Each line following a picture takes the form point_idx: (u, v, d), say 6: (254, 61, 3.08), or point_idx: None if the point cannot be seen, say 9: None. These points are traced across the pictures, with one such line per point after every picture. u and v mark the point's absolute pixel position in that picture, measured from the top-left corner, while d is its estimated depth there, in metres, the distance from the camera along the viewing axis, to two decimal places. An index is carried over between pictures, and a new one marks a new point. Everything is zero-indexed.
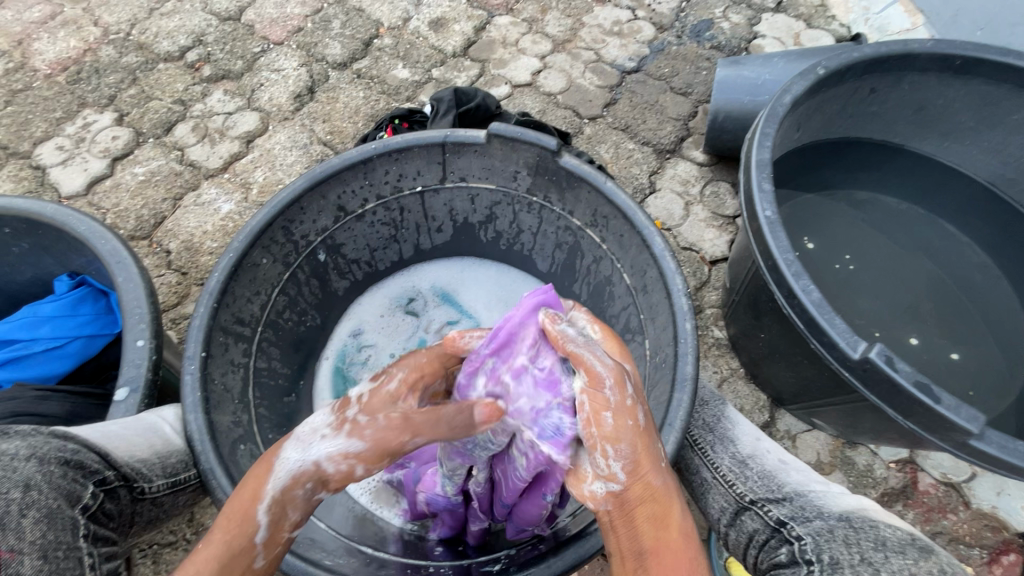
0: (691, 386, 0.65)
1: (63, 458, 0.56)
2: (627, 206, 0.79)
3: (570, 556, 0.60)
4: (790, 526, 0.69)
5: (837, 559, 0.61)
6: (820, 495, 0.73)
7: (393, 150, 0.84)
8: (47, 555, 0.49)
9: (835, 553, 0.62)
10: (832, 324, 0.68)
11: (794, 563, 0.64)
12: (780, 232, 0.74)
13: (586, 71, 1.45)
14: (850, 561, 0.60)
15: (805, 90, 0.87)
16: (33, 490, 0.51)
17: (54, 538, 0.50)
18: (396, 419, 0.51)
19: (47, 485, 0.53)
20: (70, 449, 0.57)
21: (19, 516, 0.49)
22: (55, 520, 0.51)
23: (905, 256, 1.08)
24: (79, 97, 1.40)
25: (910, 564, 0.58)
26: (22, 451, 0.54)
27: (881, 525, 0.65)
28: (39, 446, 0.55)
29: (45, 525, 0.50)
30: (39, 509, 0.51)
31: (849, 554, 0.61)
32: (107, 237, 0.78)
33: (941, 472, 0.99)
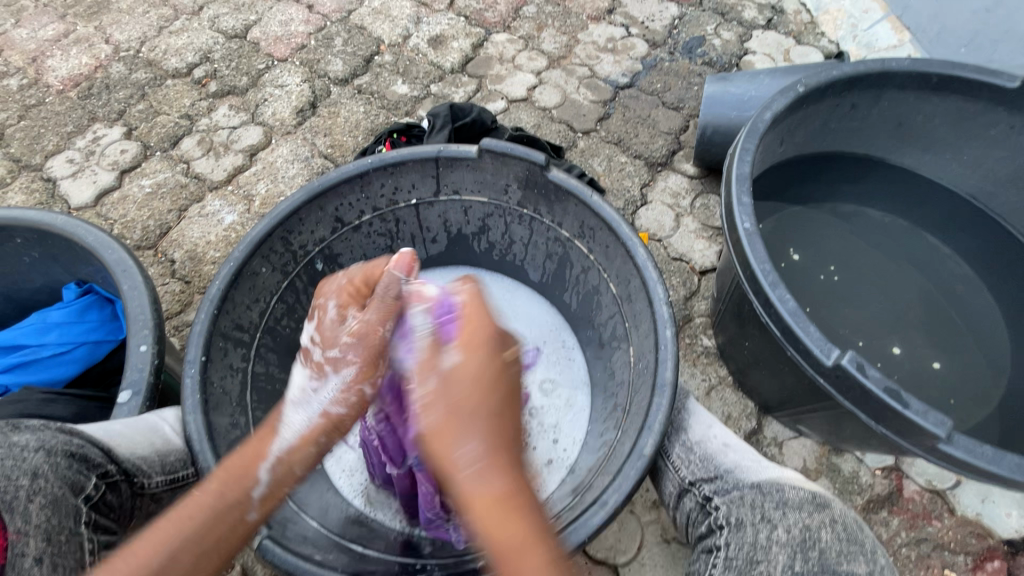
0: (670, 391, 0.67)
1: (70, 450, 0.60)
2: (611, 218, 0.82)
3: (557, 548, 0.62)
4: (714, 501, 0.67)
5: (741, 520, 0.63)
6: (751, 467, 0.69)
7: (389, 164, 0.88)
8: (50, 538, 0.55)
9: (741, 513, 0.64)
10: (807, 333, 0.70)
11: (711, 532, 0.65)
12: (758, 243, 0.77)
13: (580, 86, 1.49)
14: (752, 521, 0.63)
15: (785, 107, 0.91)
16: (40, 478, 0.57)
17: (58, 523, 0.57)
18: (358, 325, 0.65)
19: (53, 474, 0.58)
20: (77, 443, 0.61)
21: (27, 502, 0.55)
22: (59, 507, 0.57)
23: (890, 266, 1.11)
24: (90, 111, 1.45)
25: (806, 518, 0.61)
26: (32, 443, 0.59)
27: (787, 487, 0.65)
28: (49, 439, 0.60)
29: (50, 510, 0.56)
30: (45, 496, 0.56)
31: (752, 514, 0.63)
32: (114, 247, 0.82)
33: (925, 479, 1.01)
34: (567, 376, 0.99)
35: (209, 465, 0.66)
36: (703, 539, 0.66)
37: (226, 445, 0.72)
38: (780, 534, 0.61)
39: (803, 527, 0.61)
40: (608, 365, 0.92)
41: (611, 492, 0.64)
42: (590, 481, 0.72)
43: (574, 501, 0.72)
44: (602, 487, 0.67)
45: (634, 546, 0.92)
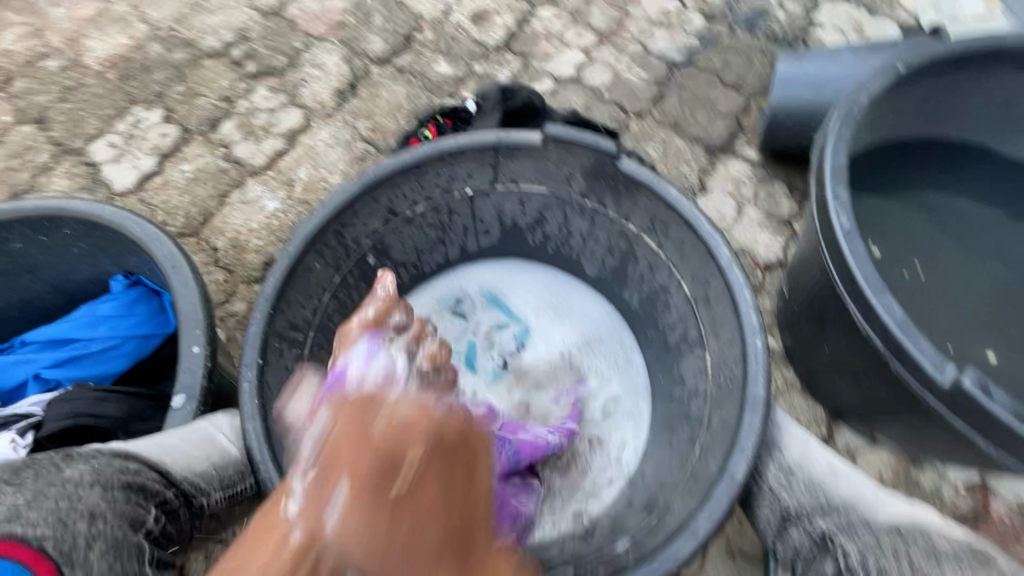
0: (763, 409, 0.63)
1: (126, 481, 0.55)
2: (690, 213, 0.75)
3: (664, 566, 0.58)
4: (836, 538, 0.62)
5: (884, 570, 0.57)
6: (871, 502, 0.65)
7: (446, 153, 0.82)
8: None
9: (883, 563, 0.58)
10: (917, 346, 0.64)
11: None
12: (858, 244, 0.70)
13: (633, 64, 1.40)
14: (899, 572, 0.57)
15: (884, 89, 0.81)
16: (99, 520, 0.51)
17: (122, 568, 0.51)
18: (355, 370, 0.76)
19: (111, 513, 0.52)
20: (132, 470, 0.56)
21: (87, 550, 0.49)
22: (121, 550, 0.52)
23: (981, 262, 1.00)
24: (129, 94, 1.42)
25: (967, 574, 0.56)
26: (86, 477, 0.53)
27: (933, 535, 0.61)
28: (103, 471, 0.54)
29: (112, 556, 0.51)
30: (106, 541, 0.51)
31: (897, 564, 0.58)
32: (164, 242, 0.79)
33: (1015, 497, 0.93)
34: (625, 380, 0.94)
35: (270, 476, 0.63)
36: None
37: None
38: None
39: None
40: (674, 370, 0.86)
41: (701, 519, 0.60)
42: (668, 502, 0.69)
43: (653, 522, 0.69)
44: (688, 511, 0.63)
45: (698, 560, 0.87)
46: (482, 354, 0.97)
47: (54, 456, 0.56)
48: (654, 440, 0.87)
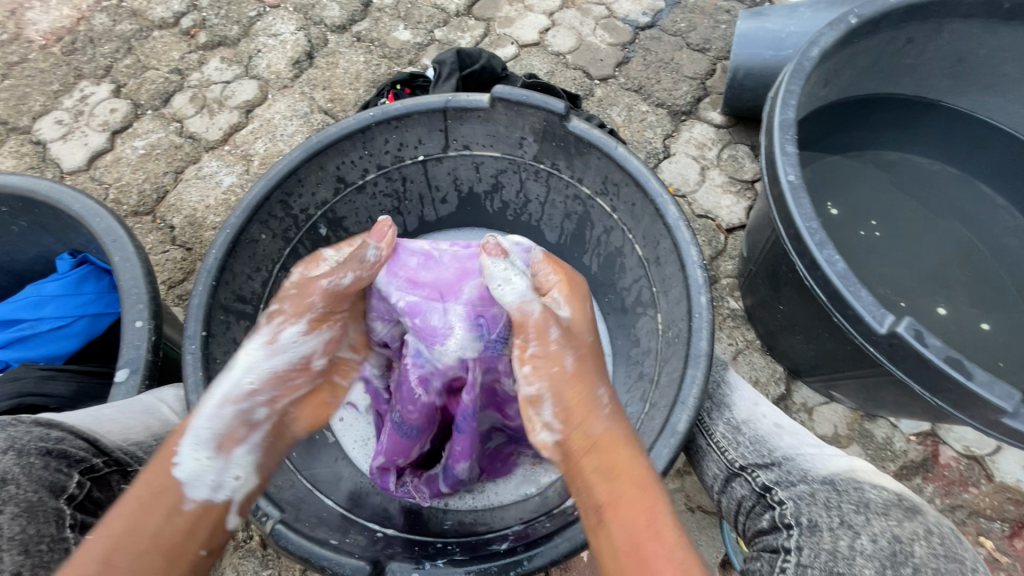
0: (706, 362, 0.63)
1: (44, 448, 0.56)
2: (639, 172, 0.74)
3: None
4: (776, 492, 0.64)
5: (816, 523, 0.59)
6: (810, 457, 0.67)
7: (393, 118, 0.80)
8: (28, 550, 0.51)
9: (815, 516, 0.60)
10: (857, 297, 0.65)
11: (775, 528, 0.61)
12: (803, 199, 0.70)
13: (597, 28, 1.37)
14: (830, 525, 0.58)
15: (835, 41, 0.80)
16: (10, 483, 0.52)
17: (36, 531, 0.52)
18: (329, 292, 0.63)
19: (25, 477, 0.53)
20: (53, 438, 0.57)
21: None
22: (36, 513, 0.53)
23: (933, 220, 1.01)
24: (75, 68, 1.36)
25: (894, 526, 0.57)
26: (0, 443, 0.54)
27: (866, 486, 0.62)
28: (19, 438, 0.55)
29: (24, 519, 0.52)
30: (17, 504, 0.52)
31: (829, 518, 0.59)
32: (102, 216, 0.76)
33: (964, 445, 0.96)
34: None
35: None
36: (763, 534, 0.62)
37: None
38: (864, 543, 0.56)
39: (891, 535, 0.56)
40: (631, 332, 0.87)
41: None
42: None
43: None
44: None
45: None
46: None
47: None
48: None
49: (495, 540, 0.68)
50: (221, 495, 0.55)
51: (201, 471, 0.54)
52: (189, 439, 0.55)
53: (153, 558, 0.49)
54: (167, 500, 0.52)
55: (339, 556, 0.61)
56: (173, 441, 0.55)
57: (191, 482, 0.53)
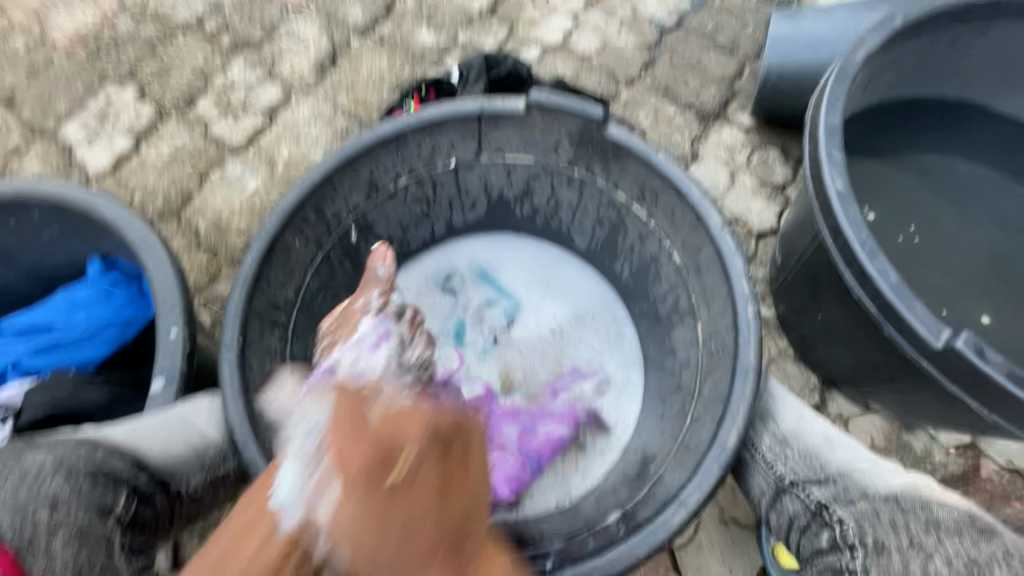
0: (754, 376, 0.62)
1: (92, 468, 0.55)
2: (680, 179, 0.73)
3: (655, 540, 0.58)
4: (833, 510, 0.62)
5: (883, 542, 0.57)
6: (867, 472, 0.65)
7: (427, 123, 0.79)
8: (81, 573, 0.50)
9: (881, 535, 0.58)
10: (911, 310, 0.63)
11: (837, 548, 0.60)
12: (852, 207, 0.68)
13: (622, 29, 1.35)
14: (898, 545, 0.57)
15: (880, 44, 0.78)
16: (60, 508, 0.52)
17: (88, 556, 0.52)
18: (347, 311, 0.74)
19: (75, 501, 0.53)
20: (99, 457, 0.56)
21: (49, 537, 0.50)
22: (87, 538, 0.52)
23: (976, 226, 0.99)
24: (100, 71, 1.37)
25: (968, 548, 0.56)
26: (49, 465, 0.53)
27: (932, 502, 0.60)
28: (66, 458, 0.54)
29: (76, 543, 0.51)
30: (69, 529, 0.51)
31: (897, 537, 0.57)
32: (136, 223, 0.76)
33: (1006, 458, 0.94)
34: (618, 355, 0.93)
35: (253, 460, 0.62)
36: (823, 554, 0.62)
37: None
38: (939, 565, 0.55)
39: (966, 558, 0.55)
40: (666, 341, 0.85)
41: (692, 490, 0.59)
42: (660, 473, 0.69)
43: (644, 494, 0.68)
44: (679, 482, 0.62)
45: (691, 528, 0.88)
46: (475, 329, 0.95)
47: (22, 443, 0.57)
48: (647, 412, 0.86)
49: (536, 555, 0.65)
50: (319, 525, 0.46)
51: (298, 492, 0.45)
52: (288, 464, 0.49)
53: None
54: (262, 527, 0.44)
55: None
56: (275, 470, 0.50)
57: (288, 507, 0.45)
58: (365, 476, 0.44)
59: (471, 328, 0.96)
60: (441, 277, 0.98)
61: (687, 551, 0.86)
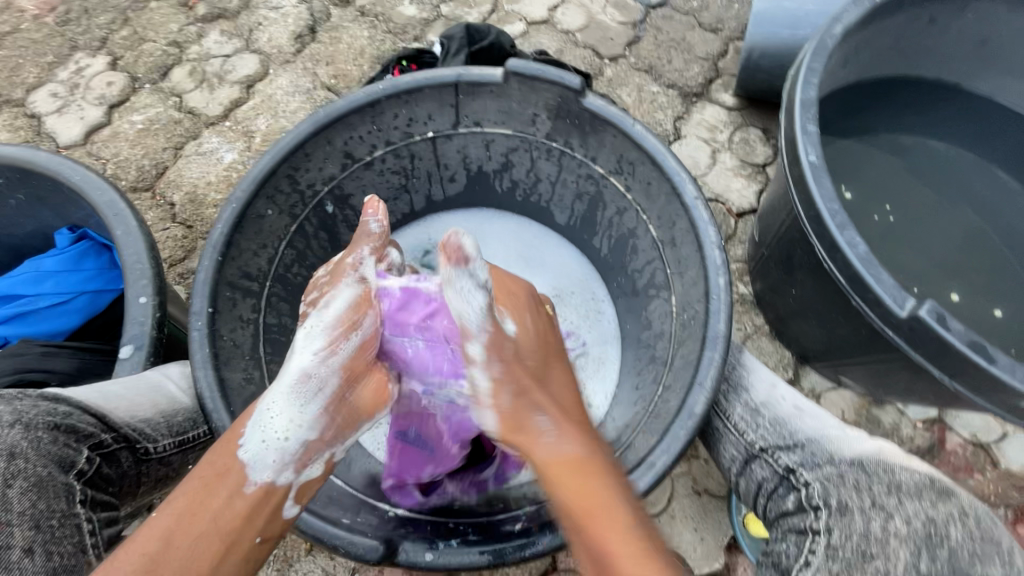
0: (723, 344, 0.62)
1: (52, 422, 0.55)
2: (656, 150, 0.72)
3: None
4: (800, 473, 0.64)
5: (846, 504, 0.58)
6: (833, 440, 0.66)
7: (403, 91, 0.78)
8: (39, 525, 0.50)
9: (845, 497, 0.59)
10: (878, 280, 0.64)
11: (802, 509, 0.61)
12: (825, 180, 0.69)
13: (607, 5, 1.33)
14: (860, 506, 0.57)
15: (858, 19, 0.78)
16: (18, 458, 0.51)
17: (47, 506, 0.51)
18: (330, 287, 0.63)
19: (34, 453, 0.52)
20: (61, 413, 0.56)
21: (6, 487, 0.49)
22: (45, 489, 0.52)
23: (948, 207, 1.00)
24: (70, 39, 1.32)
25: (928, 509, 0.55)
26: (7, 417, 0.53)
27: (896, 468, 0.61)
28: (25, 412, 0.54)
29: (34, 494, 0.51)
30: (26, 479, 0.51)
31: (860, 499, 0.58)
32: (103, 188, 0.74)
33: (970, 432, 0.96)
34: (595, 331, 0.93)
35: (224, 425, 0.62)
36: (787, 515, 0.63)
37: (241, 402, 0.67)
38: (898, 525, 0.54)
39: (925, 518, 0.55)
40: (642, 315, 0.86)
41: (660, 453, 0.60)
42: (631, 441, 0.70)
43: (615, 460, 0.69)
44: (649, 446, 0.63)
45: (664, 498, 0.89)
46: None
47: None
48: (622, 385, 0.87)
49: (506, 521, 0.66)
50: (283, 479, 0.53)
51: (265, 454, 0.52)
52: (253, 421, 0.53)
53: (208, 539, 0.47)
54: (229, 479, 0.50)
55: (352, 534, 0.60)
56: (241, 422, 0.54)
57: (255, 464, 0.51)
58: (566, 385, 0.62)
59: None
60: (416, 252, 0.96)
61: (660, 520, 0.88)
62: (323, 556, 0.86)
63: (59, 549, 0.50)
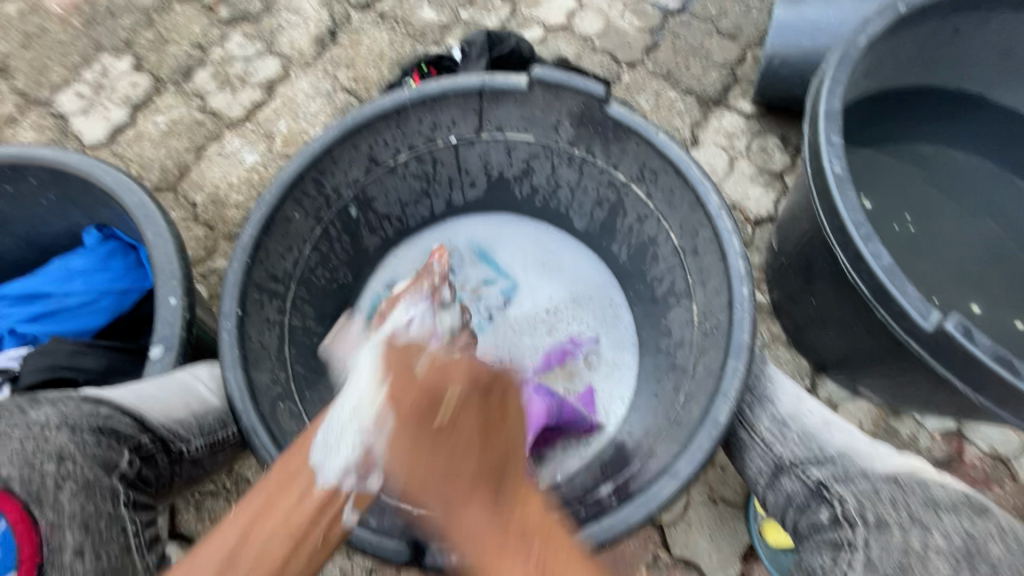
0: (747, 353, 0.63)
1: (97, 424, 0.56)
2: (679, 159, 0.73)
3: (645, 508, 0.59)
4: (832, 487, 0.63)
5: (883, 519, 0.59)
6: (865, 454, 0.67)
7: (428, 98, 0.79)
8: (88, 526, 0.51)
9: (881, 512, 0.59)
10: (903, 292, 0.64)
11: (836, 523, 0.61)
12: (849, 190, 0.69)
13: (626, 11, 1.34)
14: (898, 521, 0.58)
15: (883, 30, 0.78)
16: (67, 461, 0.52)
17: (94, 508, 0.52)
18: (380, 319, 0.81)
19: (80, 455, 0.53)
20: (103, 414, 0.57)
21: (56, 490, 0.51)
22: (93, 490, 0.53)
23: (968, 216, 1.00)
24: (95, 40, 1.34)
25: (966, 526, 0.57)
26: (54, 420, 0.54)
27: (932, 486, 0.62)
28: (71, 414, 0.55)
29: (83, 496, 0.52)
30: (75, 481, 0.52)
31: (897, 513, 0.59)
32: (135, 190, 0.76)
33: (989, 444, 0.96)
34: (612, 334, 0.94)
35: (254, 425, 0.63)
36: (821, 529, 0.62)
37: (269, 403, 0.68)
38: (938, 540, 0.56)
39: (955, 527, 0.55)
40: (661, 322, 0.86)
41: (683, 462, 0.60)
42: (653, 447, 0.71)
43: (636, 468, 0.70)
44: (671, 456, 0.64)
45: (680, 505, 0.89)
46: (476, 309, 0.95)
47: (24, 400, 0.56)
48: (640, 392, 0.87)
49: None
50: (348, 483, 0.50)
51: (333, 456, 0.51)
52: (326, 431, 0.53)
53: (282, 536, 0.46)
54: (299, 481, 0.49)
55: (380, 535, 0.61)
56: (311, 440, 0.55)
57: (323, 465, 0.50)
58: (415, 425, 0.52)
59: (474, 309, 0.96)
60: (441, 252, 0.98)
61: (675, 527, 0.88)
62: (341, 556, 0.87)
63: (107, 550, 0.52)
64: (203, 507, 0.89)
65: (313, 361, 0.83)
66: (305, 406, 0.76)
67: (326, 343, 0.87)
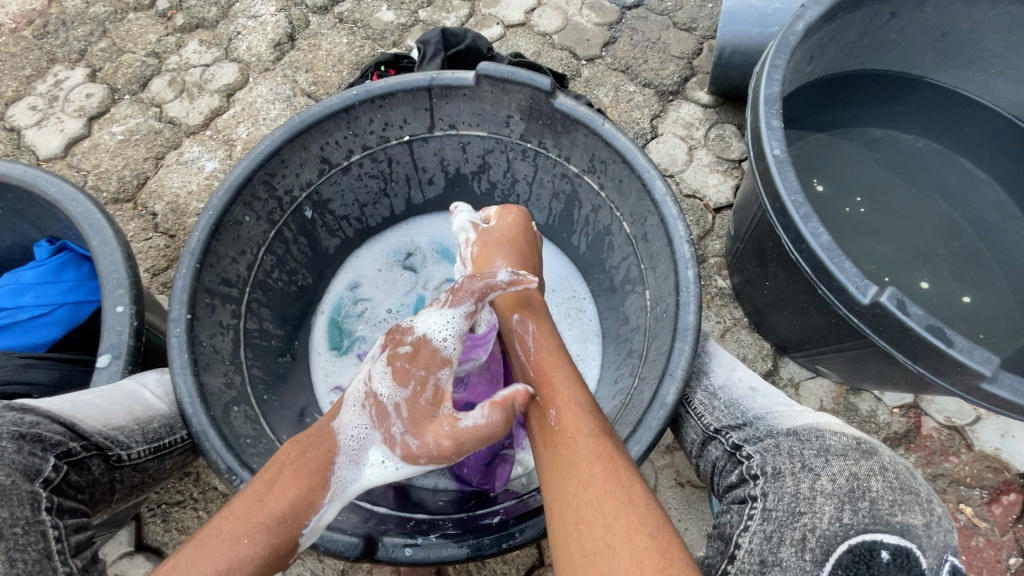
0: (693, 335, 0.64)
1: (18, 433, 0.55)
2: (626, 149, 0.74)
3: None
4: (744, 449, 0.65)
5: (779, 469, 0.60)
6: (780, 415, 0.68)
7: (377, 96, 0.79)
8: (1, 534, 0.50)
9: (779, 463, 0.60)
10: (841, 269, 0.66)
11: (743, 480, 0.62)
12: (789, 172, 0.70)
13: (583, 7, 1.35)
14: (791, 470, 0.59)
15: (820, 16, 0.80)
16: None
17: (10, 514, 0.51)
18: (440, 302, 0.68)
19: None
20: (28, 422, 0.56)
21: None
22: (8, 497, 0.52)
23: (917, 197, 1.02)
24: (48, 52, 1.32)
25: (851, 465, 0.57)
26: None
27: (828, 432, 0.62)
28: None
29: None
30: None
31: (791, 463, 0.60)
32: (79, 199, 0.75)
33: (945, 416, 0.98)
34: (576, 327, 0.94)
35: (204, 429, 0.63)
36: (733, 489, 0.63)
37: (221, 407, 0.68)
38: (823, 483, 0.56)
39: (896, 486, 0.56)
40: (621, 310, 0.87)
41: (632, 444, 0.62)
42: None
43: None
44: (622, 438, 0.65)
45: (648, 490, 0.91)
46: (352, 325, 0.92)
47: None
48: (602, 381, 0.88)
49: (487, 515, 0.70)
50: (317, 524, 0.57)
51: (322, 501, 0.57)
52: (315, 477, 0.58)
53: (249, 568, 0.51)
54: (281, 529, 0.54)
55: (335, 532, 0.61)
56: (281, 486, 0.56)
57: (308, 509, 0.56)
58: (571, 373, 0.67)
59: (350, 325, 0.92)
60: (346, 286, 0.94)
61: None
62: (312, 558, 0.86)
63: (23, 556, 0.50)
64: (170, 518, 0.88)
65: (273, 364, 0.83)
66: (263, 408, 0.76)
67: (287, 346, 0.86)
